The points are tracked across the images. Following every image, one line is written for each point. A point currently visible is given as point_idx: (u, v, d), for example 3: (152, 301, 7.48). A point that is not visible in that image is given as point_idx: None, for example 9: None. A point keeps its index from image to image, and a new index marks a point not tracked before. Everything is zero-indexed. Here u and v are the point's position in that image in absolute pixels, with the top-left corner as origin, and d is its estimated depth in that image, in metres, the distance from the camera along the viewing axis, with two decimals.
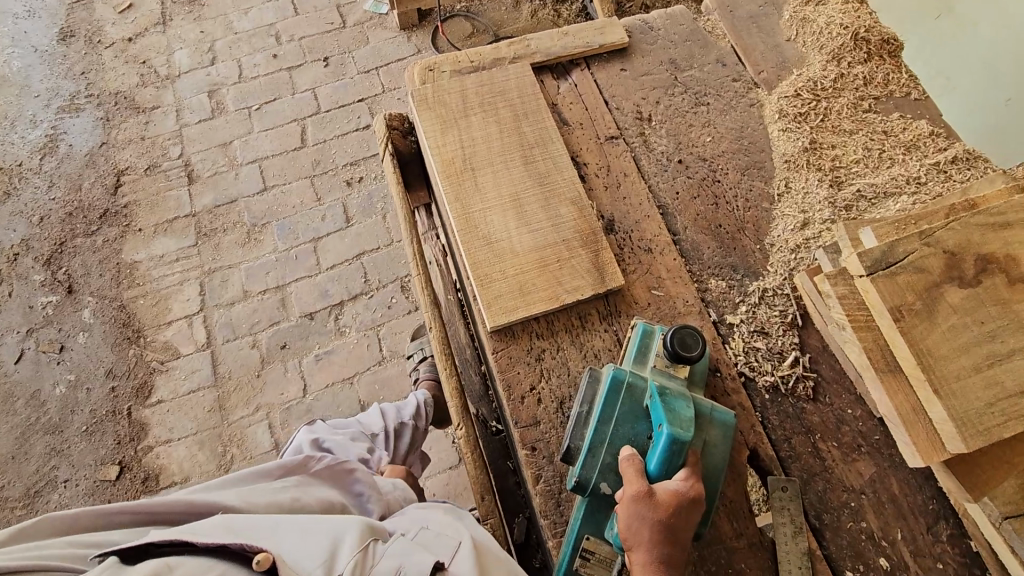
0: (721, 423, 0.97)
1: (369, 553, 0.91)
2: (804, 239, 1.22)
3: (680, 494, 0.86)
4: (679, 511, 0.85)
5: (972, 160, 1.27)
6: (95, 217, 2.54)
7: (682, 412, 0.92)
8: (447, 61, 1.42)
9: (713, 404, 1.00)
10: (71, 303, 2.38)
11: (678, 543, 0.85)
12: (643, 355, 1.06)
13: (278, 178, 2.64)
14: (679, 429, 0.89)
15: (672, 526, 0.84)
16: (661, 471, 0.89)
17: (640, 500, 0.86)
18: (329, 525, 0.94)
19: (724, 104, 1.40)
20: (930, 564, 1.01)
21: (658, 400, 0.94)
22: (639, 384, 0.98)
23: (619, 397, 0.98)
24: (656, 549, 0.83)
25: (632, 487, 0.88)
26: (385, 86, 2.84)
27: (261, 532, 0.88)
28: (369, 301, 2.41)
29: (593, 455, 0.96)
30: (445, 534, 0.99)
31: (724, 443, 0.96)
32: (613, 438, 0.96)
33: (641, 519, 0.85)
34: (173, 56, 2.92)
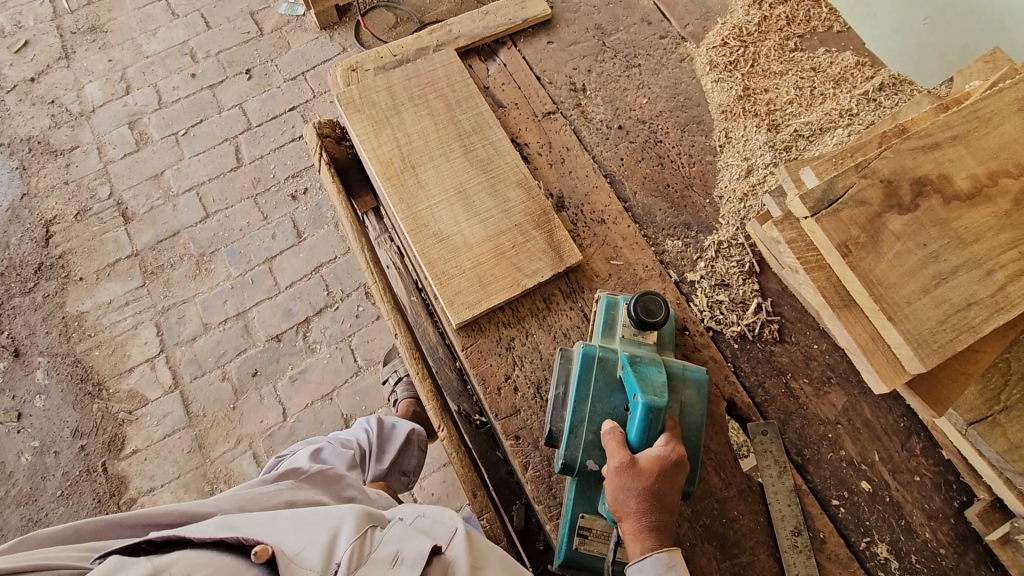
0: (694, 381, 0.99)
1: (367, 540, 0.89)
2: (751, 186, 1.23)
3: (662, 457, 0.87)
4: (663, 477, 0.86)
5: (898, 84, 1.30)
6: (30, 273, 2.41)
7: (655, 378, 0.93)
8: (370, 58, 1.37)
9: (685, 364, 1.01)
10: (21, 367, 2.26)
11: (666, 504, 0.87)
12: (611, 327, 1.06)
13: (219, 203, 2.54)
14: (654, 396, 0.90)
15: (658, 491, 0.86)
16: (642, 440, 0.90)
17: (624, 472, 0.87)
18: (324, 515, 0.92)
19: (655, 63, 1.39)
20: (908, 478, 1.06)
21: (630, 371, 0.94)
22: (610, 357, 0.99)
23: (592, 373, 0.98)
24: (645, 516, 0.86)
25: (615, 459, 0.89)
26: (315, 90, 2.74)
27: (258, 528, 0.86)
28: (335, 313, 2.36)
29: (576, 434, 0.97)
30: (441, 519, 0.99)
31: (700, 400, 0.98)
32: (593, 416, 0.97)
33: (626, 490, 0.86)
34: (84, 91, 2.75)
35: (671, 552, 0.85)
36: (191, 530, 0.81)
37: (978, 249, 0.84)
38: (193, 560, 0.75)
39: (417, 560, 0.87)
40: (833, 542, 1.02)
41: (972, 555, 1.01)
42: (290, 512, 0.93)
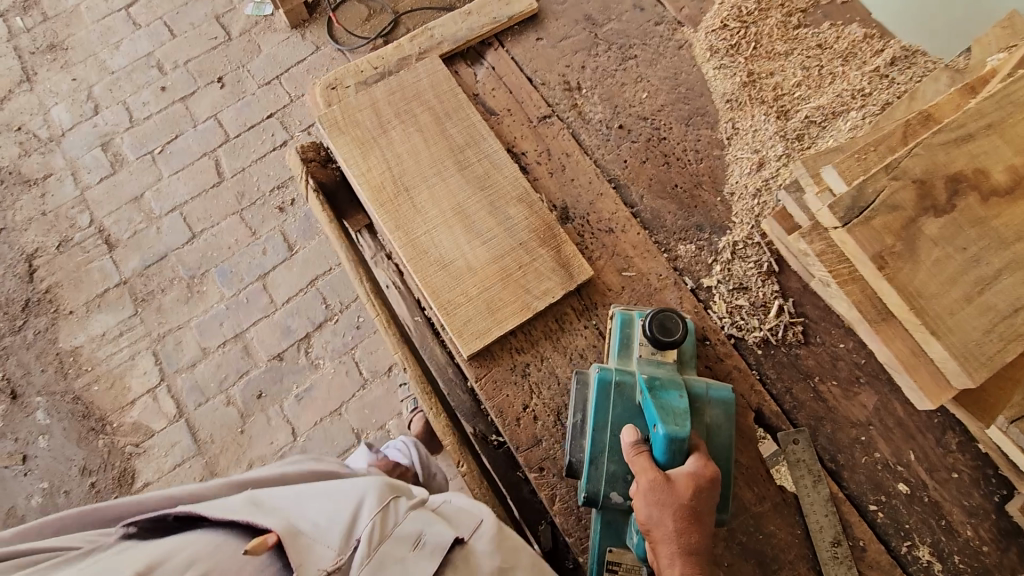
0: (719, 401, 0.94)
1: (390, 513, 0.88)
2: (764, 182, 1.16)
3: (695, 474, 0.84)
4: (700, 493, 0.83)
5: (911, 57, 1.23)
6: (18, 311, 2.33)
7: (676, 405, 0.89)
8: (349, 72, 1.29)
9: (708, 382, 0.97)
10: (20, 409, 2.20)
11: (703, 526, 0.82)
12: (627, 346, 1.00)
13: (204, 221, 2.45)
14: (675, 426, 0.86)
15: (694, 508, 0.82)
16: (669, 459, 0.86)
17: (658, 487, 0.84)
18: (350, 485, 0.91)
19: (652, 53, 1.31)
20: (947, 476, 1.02)
21: (651, 398, 0.90)
22: (627, 381, 0.95)
23: (609, 400, 0.95)
24: (681, 538, 0.81)
25: (647, 474, 0.85)
26: (291, 94, 2.63)
27: (282, 504, 0.88)
28: (336, 327, 2.30)
29: (597, 465, 0.93)
30: (468, 508, 0.96)
31: (727, 422, 0.94)
32: (612, 445, 0.93)
33: (660, 508, 0.82)
34: (51, 114, 2.64)
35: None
36: (216, 505, 0.85)
37: (1022, 247, 0.78)
38: (201, 546, 0.80)
39: (438, 547, 0.85)
40: (873, 550, 0.98)
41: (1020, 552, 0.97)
42: (318, 483, 0.93)
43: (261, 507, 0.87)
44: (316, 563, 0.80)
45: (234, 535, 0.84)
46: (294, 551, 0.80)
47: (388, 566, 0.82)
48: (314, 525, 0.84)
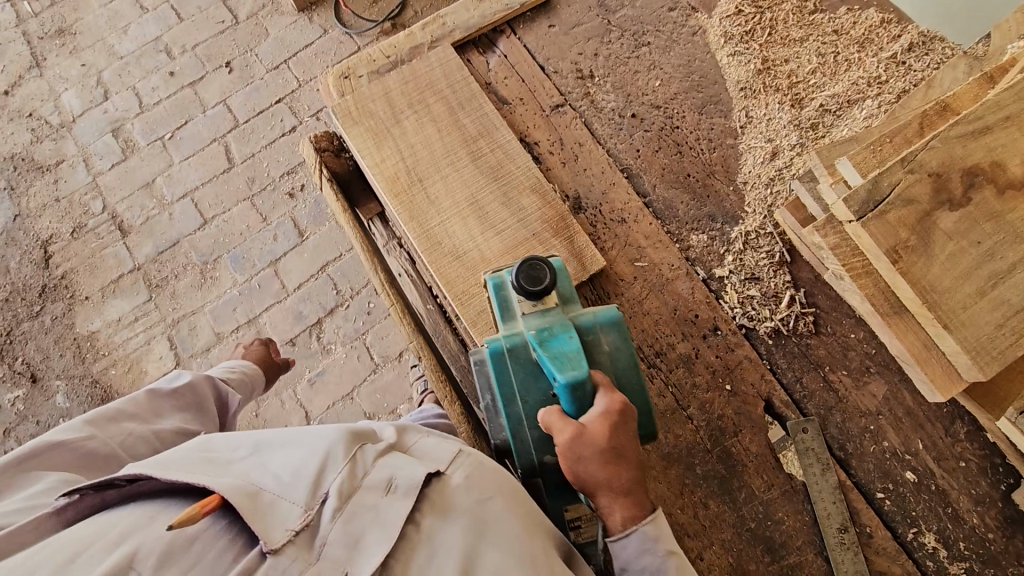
0: (610, 324, 0.97)
1: (358, 460, 0.81)
2: (777, 171, 1.16)
3: (608, 414, 0.86)
4: (616, 430, 0.85)
5: (928, 43, 1.21)
6: (35, 296, 2.37)
7: (568, 350, 0.91)
8: (361, 62, 1.29)
9: (594, 310, 0.98)
10: (40, 392, 2.25)
11: (630, 462, 0.85)
12: (507, 309, 0.99)
13: (215, 207, 2.47)
14: (574, 372, 0.88)
15: (616, 450, 0.84)
16: (578, 408, 0.88)
17: (576, 443, 0.84)
18: (311, 434, 0.84)
19: (665, 40, 1.30)
20: (953, 465, 1.03)
21: (544, 353, 0.91)
22: (518, 344, 0.95)
23: (507, 368, 0.95)
24: (613, 483, 0.84)
25: (565, 433, 0.85)
26: (300, 79, 2.61)
27: (241, 460, 0.81)
28: (347, 312, 2.33)
29: (520, 436, 0.95)
30: (444, 441, 0.89)
31: (623, 340, 0.97)
32: (528, 411, 0.95)
33: (586, 463, 0.84)
34: (61, 100, 2.64)
35: (654, 516, 0.85)
36: (163, 466, 0.78)
37: None
38: (141, 516, 0.72)
39: (412, 487, 0.79)
40: (879, 536, 1.00)
41: None
42: (278, 431, 0.87)
43: (218, 464, 0.80)
44: (282, 523, 0.73)
45: (178, 500, 0.75)
46: (253, 511, 0.73)
47: (362, 514, 0.76)
48: (276, 481, 0.78)
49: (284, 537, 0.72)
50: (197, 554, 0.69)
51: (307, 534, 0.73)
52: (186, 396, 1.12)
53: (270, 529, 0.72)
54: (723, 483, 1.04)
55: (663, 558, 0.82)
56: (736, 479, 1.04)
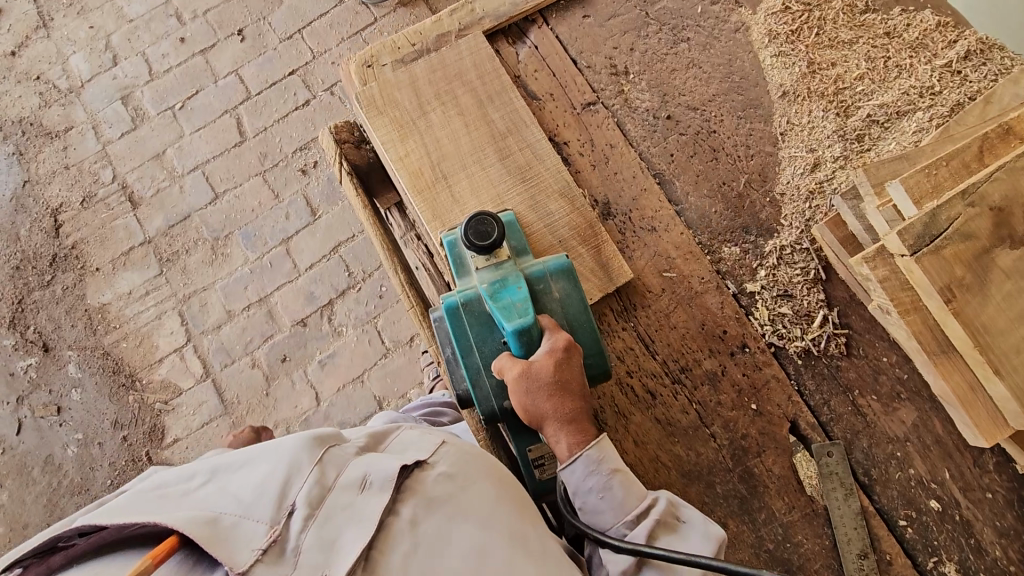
0: (559, 273, 1.01)
1: (327, 466, 0.83)
2: (818, 184, 1.11)
3: (553, 351, 0.92)
4: (561, 365, 0.91)
5: (986, 51, 1.15)
6: (46, 266, 2.35)
7: (516, 300, 0.97)
8: (385, 49, 1.22)
9: (544, 261, 1.03)
10: (53, 361, 2.26)
11: (575, 395, 0.91)
12: (462, 264, 1.04)
13: (227, 181, 2.42)
14: (520, 319, 0.94)
15: (561, 382, 0.90)
16: (525, 350, 0.95)
17: (524, 379, 0.90)
18: (272, 449, 0.85)
19: (707, 36, 1.23)
20: (980, 496, 1.01)
21: (493, 302, 0.97)
22: (472, 298, 1.00)
23: (463, 321, 1.00)
24: (558, 413, 0.90)
25: (512, 371, 0.92)
26: (314, 50, 2.53)
27: (197, 494, 0.81)
28: (359, 295, 2.31)
29: (480, 384, 0.99)
30: (416, 444, 0.92)
31: (573, 287, 1.01)
32: (484, 360, 0.99)
33: (533, 396, 0.90)
34: (70, 63, 2.58)
35: (599, 440, 0.90)
36: (113, 514, 0.77)
37: None
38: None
39: (386, 481, 0.81)
40: (899, 563, 0.99)
41: None
42: (234, 453, 0.87)
43: (173, 501, 0.79)
44: (248, 544, 0.73)
45: (134, 550, 0.75)
46: (215, 538, 0.73)
47: (338, 516, 0.78)
48: (236, 504, 0.78)
49: (252, 557, 0.72)
50: None
51: (276, 549, 0.74)
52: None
53: (235, 554, 0.72)
54: (743, 503, 1.02)
55: (608, 476, 0.88)
56: (757, 500, 1.02)
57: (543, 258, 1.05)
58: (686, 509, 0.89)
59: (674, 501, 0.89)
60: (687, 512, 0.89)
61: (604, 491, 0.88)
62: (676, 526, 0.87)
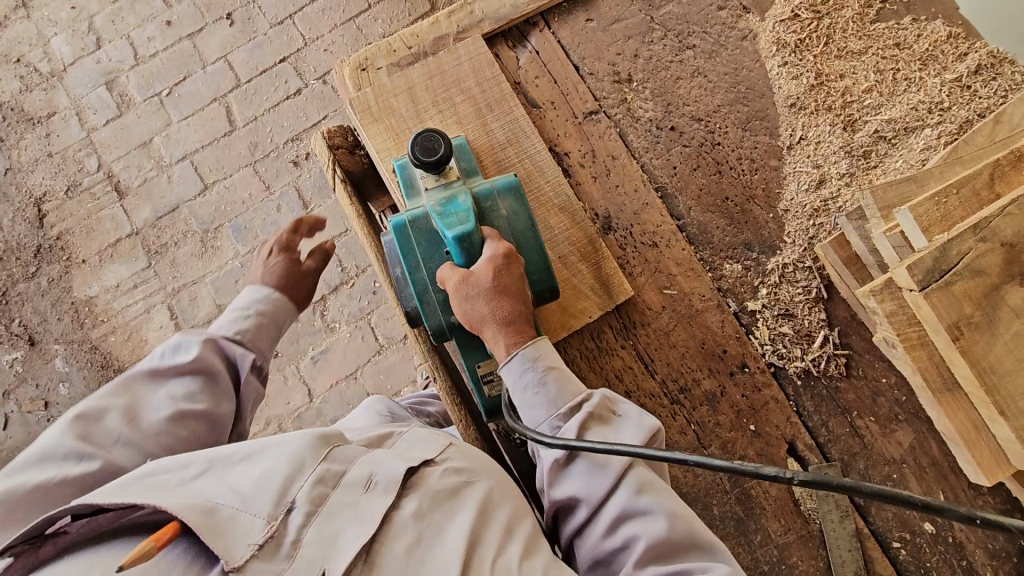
0: (505, 190, 1.00)
1: (331, 464, 0.79)
2: (822, 201, 1.09)
3: (493, 257, 0.91)
4: (499, 269, 0.90)
5: (997, 65, 1.12)
6: (30, 257, 2.30)
7: (460, 211, 0.96)
8: (380, 52, 1.18)
9: (492, 180, 1.02)
10: (39, 355, 2.21)
11: (514, 298, 0.90)
12: (413, 187, 1.04)
13: (216, 172, 2.36)
14: (462, 226, 0.93)
15: (499, 285, 0.89)
16: (466, 257, 0.93)
17: (462, 282, 0.90)
18: (276, 441, 0.81)
19: (713, 44, 1.20)
20: (973, 518, 1.01)
21: (438, 216, 0.96)
22: (418, 214, 0.99)
23: (411, 239, 0.98)
24: (496, 314, 0.89)
25: (453, 276, 0.91)
26: (306, 37, 2.45)
27: (195, 483, 0.78)
28: (352, 290, 2.27)
29: (427, 301, 0.98)
30: (422, 441, 0.87)
31: (518, 203, 1.00)
32: (430, 276, 0.97)
33: (471, 298, 0.89)
34: (51, 46, 2.48)
35: (537, 340, 0.89)
36: (108, 497, 0.74)
37: None
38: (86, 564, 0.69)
39: (392, 483, 0.77)
40: None
41: None
42: (233, 444, 0.83)
43: (167, 489, 0.76)
44: (245, 538, 0.71)
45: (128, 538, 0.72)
46: (211, 530, 0.70)
47: (339, 514, 0.74)
48: (235, 496, 0.76)
49: (247, 551, 0.69)
50: None
51: (271, 545, 0.71)
52: (193, 370, 1.00)
53: (232, 547, 0.70)
54: (739, 524, 1.03)
55: (543, 373, 0.87)
56: (753, 520, 1.03)
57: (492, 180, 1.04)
58: (622, 404, 0.89)
59: (611, 398, 0.89)
60: (623, 407, 0.89)
61: (540, 387, 0.87)
62: (611, 419, 0.87)
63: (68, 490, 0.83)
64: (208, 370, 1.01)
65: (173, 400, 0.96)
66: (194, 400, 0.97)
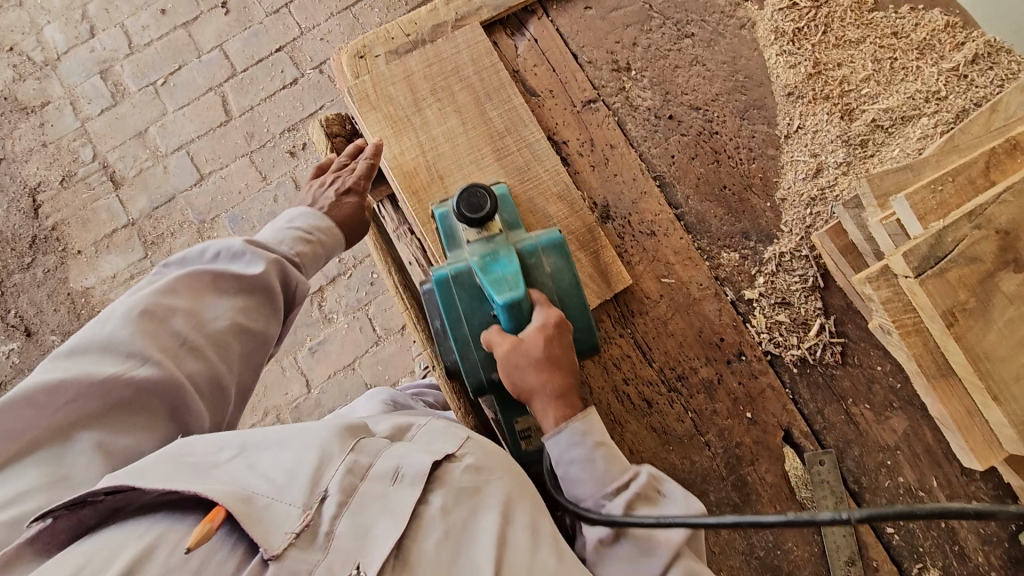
0: (551, 247, 0.98)
1: (359, 456, 0.80)
2: (819, 190, 1.10)
3: (544, 327, 0.90)
4: (551, 340, 0.89)
5: (994, 55, 1.12)
6: (25, 247, 2.29)
7: (507, 273, 0.93)
8: (378, 39, 1.18)
9: (537, 235, 1.00)
10: (35, 346, 2.20)
11: (564, 370, 0.89)
12: (453, 238, 1.00)
13: (212, 162, 2.35)
14: (512, 292, 0.91)
15: (551, 358, 0.88)
16: (515, 325, 0.92)
17: (514, 354, 0.89)
18: (306, 431, 0.81)
19: (711, 32, 1.19)
20: (965, 504, 1.02)
21: (483, 274, 0.93)
22: (462, 270, 0.96)
23: (454, 296, 0.96)
24: (547, 388, 0.88)
25: (503, 346, 0.89)
26: (302, 26, 2.43)
27: (227, 465, 0.76)
28: (349, 282, 2.27)
29: (469, 359, 0.96)
30: (442, 433, 0.88)
31: (564, 262, 0.98)
32: (473, 334, 0.96)
33: (522, 370, 0.88)
34: (44, 34, 2.46)
35: (586, 413, 0.88)
36: (142, 472, 0.71)
37: None
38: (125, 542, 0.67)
39: (419, 476, 0.78)
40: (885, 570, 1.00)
41: None
42: (261, 430, 0.82)
43: (200, 469, 0.74)
44: (281, 527, 0.70)
45: (164, 516, 0.70)
46: (250, 517, 0.69)
47: (369, 506, 0.75)
48: (268, 483, 0.74)
49: (285, 539, 0.68)
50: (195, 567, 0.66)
51: (308, 534, 0.70)
52: (251, 288, 0.96)
53: (268, 534, 0.68)
54: (735, 511, 1.03)
55: (591, 449, 0.86)
56: (748, 507, 1.03)
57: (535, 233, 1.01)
58: (668, 484, 0.87)
59: (656, 475, 0.87)
60: (669, 487, 0.86)
61: (587, 463, 0.85)
62: (657, 499, 0.85)
63: (131, 391, 0.81)
64: (266, 289, 0.98)
65: (231, 312, 0.93)
66: (251, 318, 0.95)
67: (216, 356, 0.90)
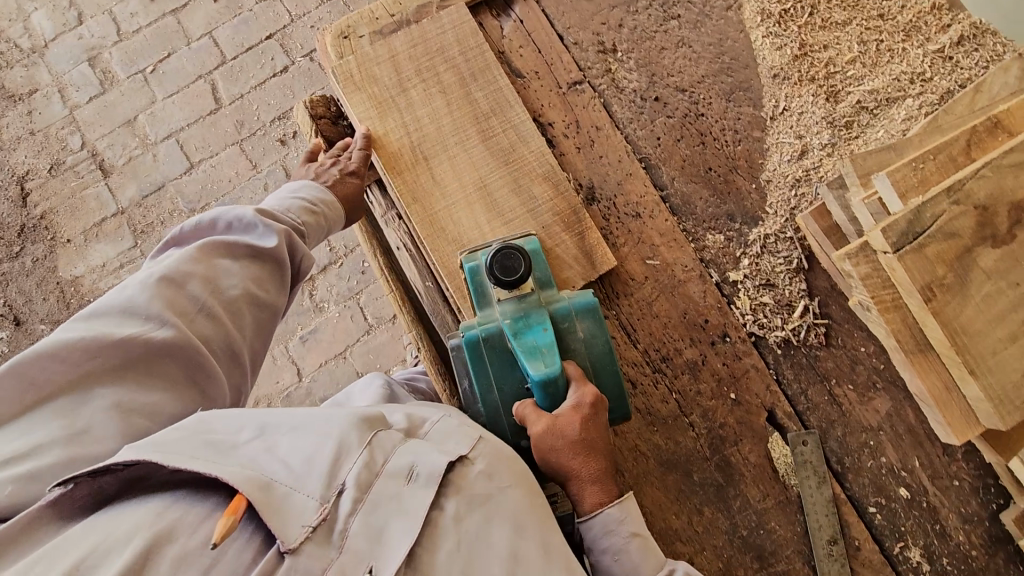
0: (585, 311, 0.96)
1: (376, 449, 0.75)
2: (804, 171, 1.10)
3: (580, 405, 0.88)
4: (587, 421, 0.87)
5: (979, 36, 1.12)
6: (14, 236, 2.27)
7: (541, 343, 0.91)
8: (363, 20, 1.17)
9: (571, 296, 0.97)
10: (24, 335, 2.19)
11: (598, 452, 0.87)
12: (483, 296, 0.97)
13: (202, 150, 2.34)
14: (547, 365, 0.88)
15: (587, 441, 0.86)
16: (550, 399, 0.89)
17: (549, 434, 0.86)
18: (323, 419, 0.76)
19: (697, 13, 1.19)
20: (947, 483, 1.03)
21: (517, 341, 0.91)
22: (493, 334, 0.94)
23: (485, 361, 0.94)
24: (583, 471, 0.86)
25: (537, 424, 0.87)
26: (292, 13, 2.42)
27: (246, 445, 0.71)
28: (340, 271, 2.27)
29: (497, 424, 0.95)
30: (454, 430, 0.83)
31: (598, 328, 0.96)
32: (503, 399, 0.95)
33: (557, 453, 0.86)
34: (31, 21, 2.44)
35: (622, 500, 0.87)
36: (161, 446, 0.66)
37: None
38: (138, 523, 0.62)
39: (433, 475, 0.74)
40: (867, 549, 1.00)
41: (1002, 556, 0.99)
42: (281, 411, 0.78)
43: (220, 448, 0.69)
44: (298, 519, 0.66)
45: (179, 496, 0.66)
46: (268, 507, 0.65)
47: (383, 505, 0.71)
48: (287, 470, 0.70)
49: (302, 533, 0.65)
50: (211, 557, 0.62)
51: (325, 528, 0.67)
52: (264, 258, 0.95)
53: (285, 526, 0.65)
54: (719, 491, 1.03)
55: (626, 539, 0.85)
56: (732, 487, 1.03)
57: (567, 292, 0.99)
58: None
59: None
60: None
61: (621, 554, 0.84)
62: None
63: (148, 353, 0.79)
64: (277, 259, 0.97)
65: (243, 279, 0.91)
66: (263, 288, 0.94)
67: (228, 324, 0.88)
